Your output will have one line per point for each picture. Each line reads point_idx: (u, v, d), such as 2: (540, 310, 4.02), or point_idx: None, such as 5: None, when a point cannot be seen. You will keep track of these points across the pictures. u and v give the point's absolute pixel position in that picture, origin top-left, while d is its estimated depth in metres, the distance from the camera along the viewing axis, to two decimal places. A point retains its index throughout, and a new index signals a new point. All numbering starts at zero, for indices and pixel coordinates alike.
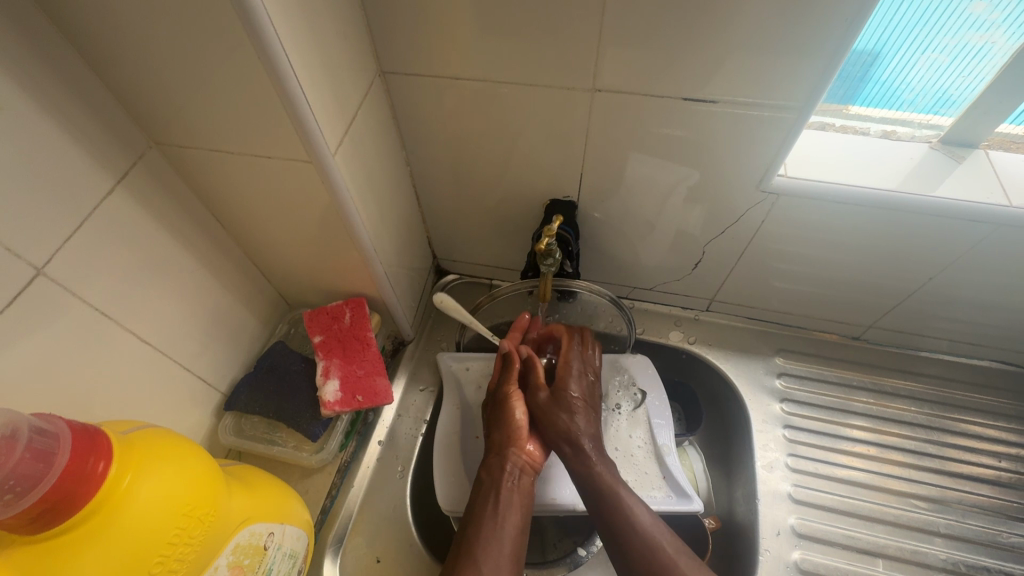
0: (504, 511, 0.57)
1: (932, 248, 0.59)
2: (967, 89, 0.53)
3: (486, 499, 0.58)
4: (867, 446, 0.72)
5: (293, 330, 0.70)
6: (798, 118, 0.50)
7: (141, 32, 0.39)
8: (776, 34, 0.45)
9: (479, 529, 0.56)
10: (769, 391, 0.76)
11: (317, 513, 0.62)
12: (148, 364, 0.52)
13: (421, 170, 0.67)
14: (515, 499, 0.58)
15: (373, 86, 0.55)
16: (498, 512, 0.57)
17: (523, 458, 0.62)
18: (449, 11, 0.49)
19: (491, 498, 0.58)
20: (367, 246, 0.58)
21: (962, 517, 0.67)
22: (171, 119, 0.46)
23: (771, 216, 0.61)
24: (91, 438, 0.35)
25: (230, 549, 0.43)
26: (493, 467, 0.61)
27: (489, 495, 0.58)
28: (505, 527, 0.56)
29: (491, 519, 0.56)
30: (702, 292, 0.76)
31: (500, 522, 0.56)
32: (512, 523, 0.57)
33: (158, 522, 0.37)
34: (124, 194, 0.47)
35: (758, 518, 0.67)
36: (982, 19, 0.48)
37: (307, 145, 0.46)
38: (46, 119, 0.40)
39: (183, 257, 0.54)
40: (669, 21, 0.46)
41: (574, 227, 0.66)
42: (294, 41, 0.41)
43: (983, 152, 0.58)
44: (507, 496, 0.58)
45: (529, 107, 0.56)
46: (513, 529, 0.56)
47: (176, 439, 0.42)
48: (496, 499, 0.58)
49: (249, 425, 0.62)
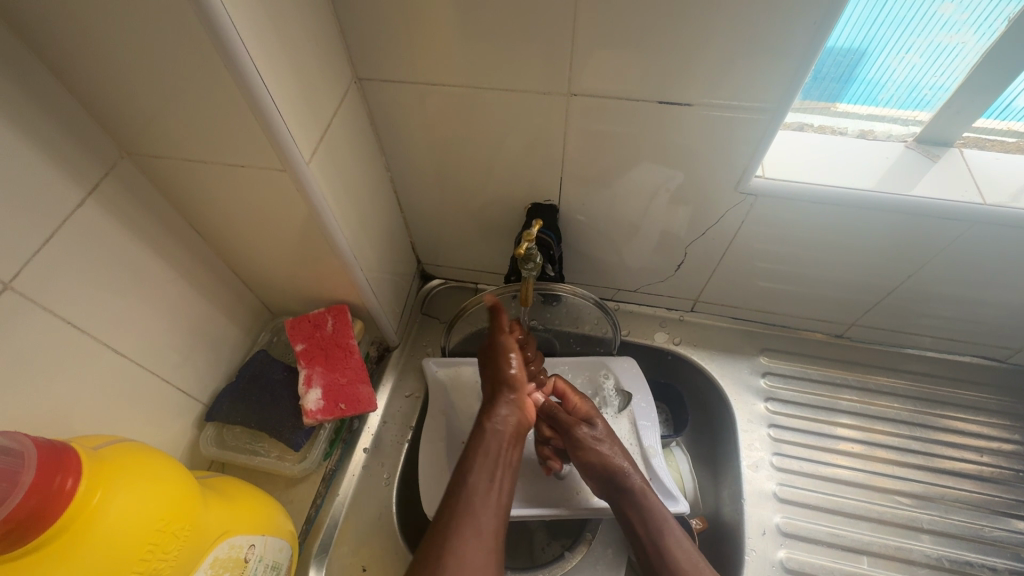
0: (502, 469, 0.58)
1: (908, 247, 0.59)
2: (939, 89, 0.54)
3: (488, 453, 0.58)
4: (852, 444, 0.72)
5: (276, 339, 0.70)
6: (773, 119, 0.51)
7: (107, 43, 0.39)
8: (748, 37, 0.45)
9: (480, 484, 0.55)
10: (754, 390, 0.76)
11: (301, 522, 0.62)
12: (125, 377, 0.51)
13: (402, 176, 0.67)
14: (507, 459, 0.59)
15: (349, 93, 0.55)
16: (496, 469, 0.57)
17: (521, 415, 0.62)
18: (423, 17, 0.49)
19: (491, 453, 0.58)
20: (346, 254, 0.58)
21: (946, 512, 0.68)
22: (142, 129, 0.46)
23: (751, 216, 0.61)
24: (58, 455, 0.35)
25: (208, 563, 0.42)
26: (498, 423, 0.60)
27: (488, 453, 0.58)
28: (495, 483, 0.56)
29: (490, 475, 0.56)
30: (685, 292, 0.76)
31: (493, 477, 0.57)
32: (501, 481, 0.57)
33: (130, 537, 0.36)
34: (96, 207, 0.47)
35: (744, 518, 0.68)
36: (952, 19, 0.48)
37: (281, 155, 0.46)
38: (12, 132, 0.39)
39: (159, 267, 0.54)
40: (641, 24, 0.46)
41: (556, 231, 0.66)
42: (263, 49, 0.41)
43: (958, 151, 0.58)
44: (505, 458, 0.59)
45: (507, 112, 0.56)
46: (503, 486, 0.57)
47: (149, 453, 0.41)
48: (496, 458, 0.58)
49: (231, 435, 0.62)
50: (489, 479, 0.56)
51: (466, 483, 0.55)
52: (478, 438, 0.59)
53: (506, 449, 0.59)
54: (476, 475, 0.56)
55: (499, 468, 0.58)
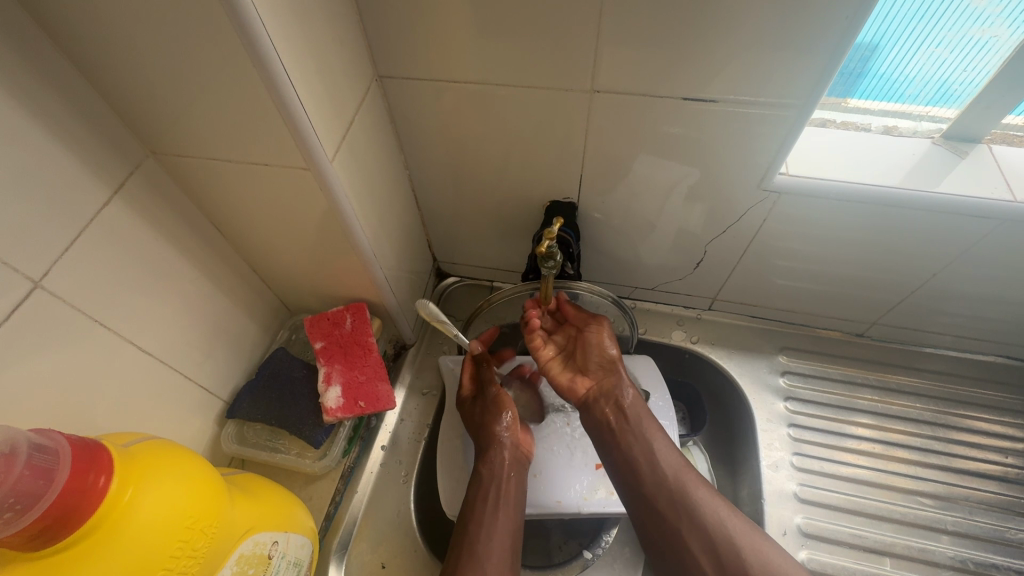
0: (505, 505, 0.58)
1: (934, 245, 0.59)
2: (969, 84, 0.53)
3: (487, 492, 0.59)
4: (872, 444, 0.71)
5: (294, 336, 0.70)
6: (799, 116, 0.50)
7: (135, 43, 0.39)
8: (776, 33, 0.44)
9: (481, 524, 0.56)
10: (773, 389, 0.75)
11: (321, 520, 0.62)
12: (150, 375, 0.52)
13: (420, 173, 0.67)
14: (509, 495, 0.59)
15: (369, 91, 0.55)
16: (498, 506, 0.58)
17: (517, 450, 0.62)
18: (445, 14, 0.48)
19: (490, 493, 0.58)
20: (367, 252, 0.58)
21: (970, 514, 0.67)
22: (167, 128, 0.46)
23: (774, 214, 0.60)
24: (91, 452, 0.35)
25: (234, 559, 0.42)
26: (494, 463, 0.60)
27: (488, 489, 0.59)
28: (502, 525, 0.56)
29: (491, 515, 0.57)
30: (703, 291, 0.76)
31: (498, 517, 0.57)
32: (508, 521, 0.57)
33: (160, 534, 0.36)
34: (121, 206, 0.47)
35: (764, 518, 0.67)
36: (985, 13, 0.47)
37: (305, 154, 0.46)
38: (41, 132, 0.40)
39: (183, 266, 0.54)
40: (666, 20, 0.45)
41: (575, 229, 0.65)
42: (289, 48, 0.40)
43: (986, 147, 0.57)
44: (507, 495, 0.59)
45: (528, 110, 0.55)
46: (511, 523, 0.57)
47: (177, 449, 0.41)
48: (496, 495, 0.58)
49: (252, 432, 0.62)
50: (494, 516, 0.57)
51: (467, 528, 0.56)
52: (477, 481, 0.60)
53: (506, 486, 0.59)
54: (481, 518, 0.56)
55: (502, 506, 0.58)
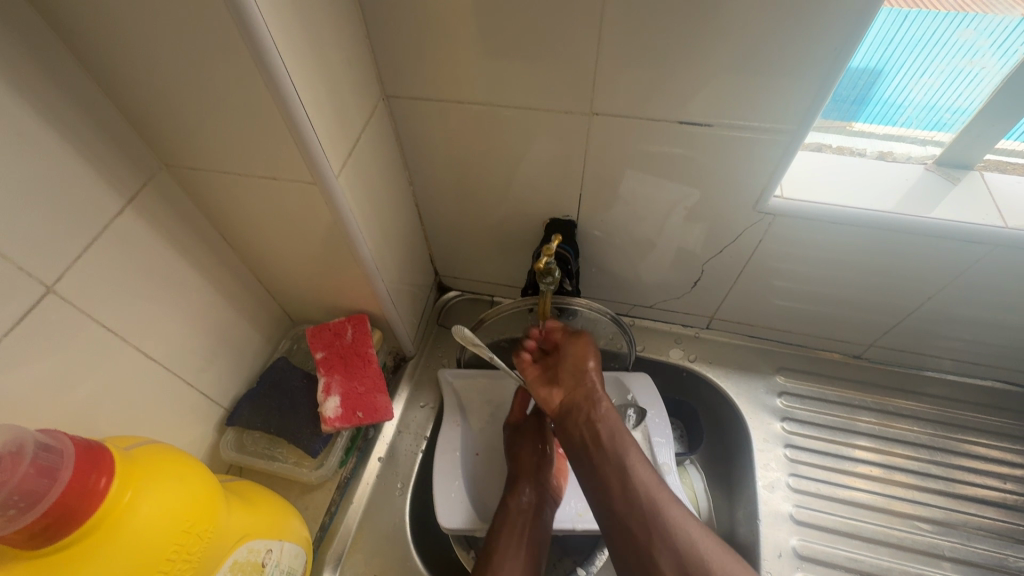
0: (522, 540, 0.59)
1: (928, 270, 0.59)
2: (959, 113, 0.54)
3: (503, 528, 0.59)
4: (871, 467, 0.71)
5: (296, 346, 0.72)
6: (791, 141, 0.51)
7: (156, 62, 0.41)
8: (768, 61, 0.46)
9: (503, 557, 0.57)
10: (769, 410, 0.75)
11: (315, 530, 0.63)
12: (153, 381, 0.53)
13: (423, 189, 0.69)
14: (533, 531, 0.60)
15: (376, 110, 0.57)
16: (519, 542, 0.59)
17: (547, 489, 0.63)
18: (449, 39, 0.51)
19: (514, 528, 0.59)
20: (369, 265, 0.59)
21: (968, 540, 0.66)
22: (180, 142, 0.48)
23: (769, 235, 0.61)
24: (93, 454, 0.36)
25: (228, 566, 0.43)
26: (522, 499, 0.62)
27: (513, 527, 0.59)
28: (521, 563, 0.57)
29: (514, 549, 0.58)
30: (701, 309, 0.76)
31: (520, 554, 0.58)
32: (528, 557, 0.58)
33: (157, 538, 0.37)
34: (133, 215, 0.48)
35: (759, 540, 0.67)
36: (972, 45, 0.48)
37: (313, 170, 0.47)
38: (62, 144, 0.42)
39: (189, 274, 0.55)
40: (661, 47, 0.47)
41: (574, 245, 0.66)
42: (300, 68, 0.42)
43: (978, 174, 0.58)
44: (531, 535, 0.59)
45: (529, 130, 0.57)
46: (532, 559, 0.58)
47: (175, 454, 0.42)
48: (520, 532, 0.59)
49: (251, 440, 0.63)
50: (517, 546, 0.58)
51: (490, 557, 0.57)
52: (505, 513, 0.61)
53: (531, 527, 0.60)
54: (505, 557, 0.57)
55: (524, 544, 0.59)
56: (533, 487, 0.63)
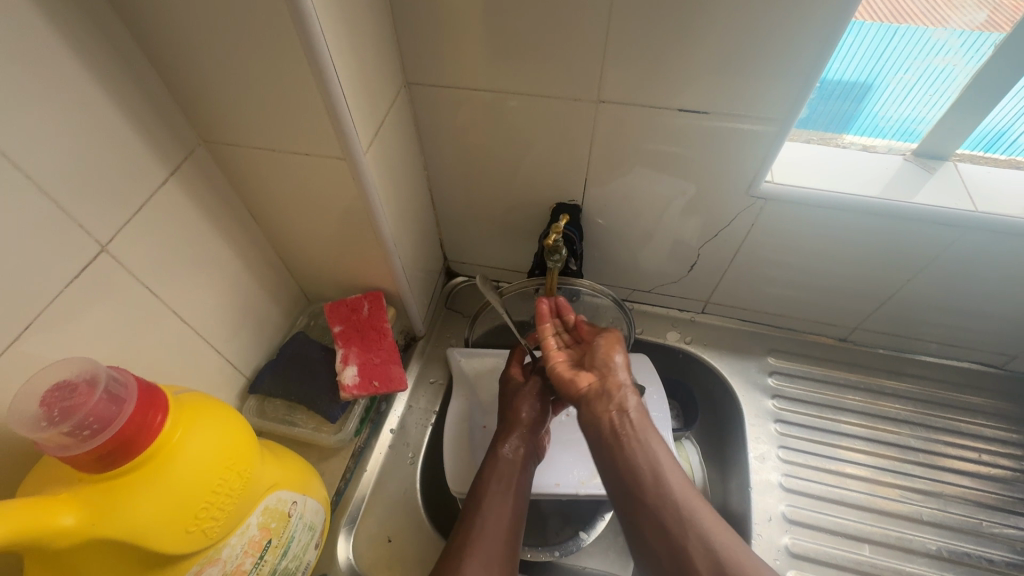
0: (508, 491, 0.60)
1: (907, 252, 0.64)
2: (934, 107, 0.59)
3: (491, 475, 0.61)
4: (857, 441, 0.75)
5: (312, 323, 0.75)
6: (781, 130, 0.56)
7: (204, 42, 0.45)
8: (764, 53, 0.50)
9: (489, 498, 0.59)
10: (761, 388, 0.80)
11: (331, 494, 0.66)
12: (185, 344, 0.56)
13: (437, 174, 0.73)
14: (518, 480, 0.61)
15: (398, 96, 0.61)
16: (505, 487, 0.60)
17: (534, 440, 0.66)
18: (469, 28, 0.55)
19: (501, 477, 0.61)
20: (388, 243, 0.63)
21: (946, 505, 0.71)
22: (219, 118, 0.51)
23: (760, 220, 0.66)
24: (152, 391, 0.39)
25: (260, 510, 0.47)
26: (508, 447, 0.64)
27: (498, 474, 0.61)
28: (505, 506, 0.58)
29: (500, 493, 0.59)
30: (697, 294, 0.81)
31: (506, 498, 0.59)
32: (513, 501, 0.59)
33: (204, 473, 0.41)
34: (174, 187, 0.52)
35: (751, 507, 0.71)
36: (944, 44, 0.54)
37: (344, 146, 0.51)
38: (117, 116, 0.45)
39: (219, 246, 0.59)
40: (666, 39, 0.51)
41: (578, 228, 0.71)
42: (338, 50, 0.46)
43: (953, 164, 0.63)
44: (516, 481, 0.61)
45: (539, 117, 0.61)
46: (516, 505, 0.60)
47: (219, 401, 0.46)
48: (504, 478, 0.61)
49: (271, 407, 0.67)
50: (502, 491, 0.60)
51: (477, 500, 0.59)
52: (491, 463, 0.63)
53: (516, 474, 0.62)
54: (489, 500, 0.59)
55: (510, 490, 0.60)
56: (518, 438, 0.65)
